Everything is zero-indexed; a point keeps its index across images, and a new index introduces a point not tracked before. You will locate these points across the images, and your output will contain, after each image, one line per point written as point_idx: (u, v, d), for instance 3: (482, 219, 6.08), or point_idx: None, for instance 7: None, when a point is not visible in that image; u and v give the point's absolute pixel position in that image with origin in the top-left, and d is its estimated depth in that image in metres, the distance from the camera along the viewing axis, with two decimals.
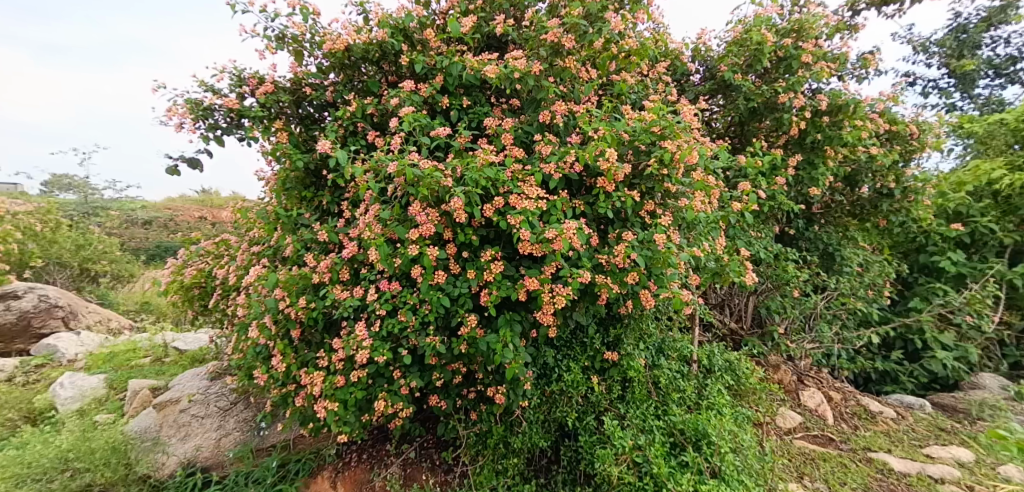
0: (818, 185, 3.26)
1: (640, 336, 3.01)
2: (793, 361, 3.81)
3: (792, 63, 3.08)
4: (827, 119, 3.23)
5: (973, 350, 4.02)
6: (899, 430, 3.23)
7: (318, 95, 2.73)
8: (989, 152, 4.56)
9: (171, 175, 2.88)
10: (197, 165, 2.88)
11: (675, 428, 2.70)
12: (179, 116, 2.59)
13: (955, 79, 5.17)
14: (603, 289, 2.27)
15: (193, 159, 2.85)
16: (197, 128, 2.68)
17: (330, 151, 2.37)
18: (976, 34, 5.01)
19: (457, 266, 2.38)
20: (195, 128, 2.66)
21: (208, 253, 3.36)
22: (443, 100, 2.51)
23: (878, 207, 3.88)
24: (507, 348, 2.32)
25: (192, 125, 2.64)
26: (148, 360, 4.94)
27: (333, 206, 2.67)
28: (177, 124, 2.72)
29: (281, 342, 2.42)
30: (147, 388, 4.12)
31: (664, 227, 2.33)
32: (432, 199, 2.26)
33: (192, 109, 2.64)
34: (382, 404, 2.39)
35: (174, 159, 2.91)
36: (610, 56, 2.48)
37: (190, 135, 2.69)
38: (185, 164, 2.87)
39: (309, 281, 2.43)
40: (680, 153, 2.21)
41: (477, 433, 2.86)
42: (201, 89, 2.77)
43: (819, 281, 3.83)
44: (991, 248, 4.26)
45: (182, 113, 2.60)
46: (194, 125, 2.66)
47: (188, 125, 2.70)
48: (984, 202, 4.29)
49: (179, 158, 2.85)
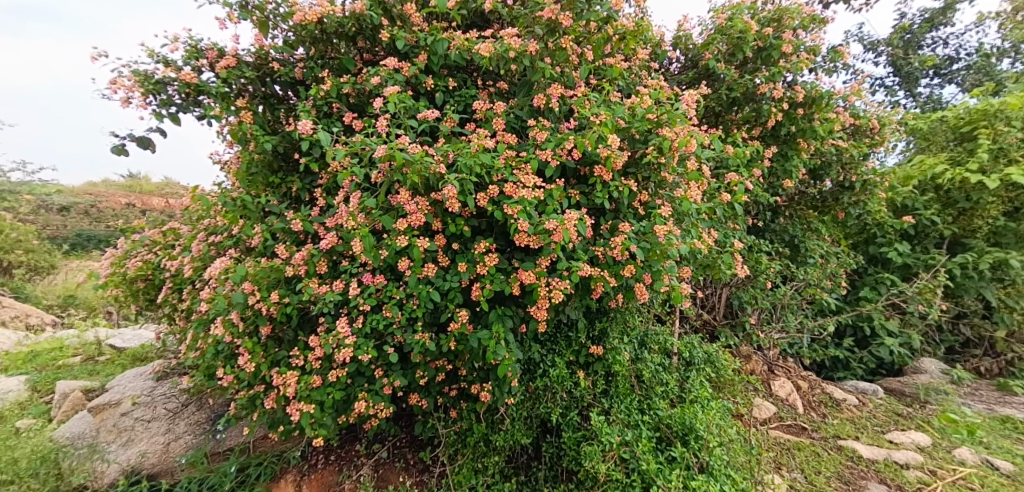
0: (791, 177, 3.39)
1: (625, 330, 2.99)
2: (762, 350, 3.90)
3: (772, 53, 3.11)
4: (801, 111, 3.25)
5: (916, 336, 4.30)
6: (862, 417, 3.39)
7: (285, 71, 2.43)
8: (931, 149, 4.84)
9: (115, 155, 2.52)
10: (148, 145, 2.53)
11: (662, 423, 2.69)
12: (125, 90, 2.22)
13: (899, 78, 5.43)
14: (599, 282, 2.20)
15: (143, 138, 2.49)
16: (147, 104, 2.33)
17: (309, 132, 2.14)
18: (920, 35, 5.29)
19: (446, 258, 2.25)
20: (145, 104, 2.30)
21: (154, 243, 3.02)
22: (428, 80, 2.29)
23: (838, 199, 4.06)
24: (499, 345, 2.21)
25: (142, 101, 2.28)
26: (77, 360, 4.41)
27: (305, 193, 2.46)
28: (123, 99, 2.36)
29: (249, 340, 2.19)
30: (79, 389, 3.69)
31: (662, 219, 2.27)
32: (422, 186, 2.10)
33: (140, 82, 2.29)
34: (362, 406, 2.22)
35: (120, 138, 2.55)
36: (606, 38, 2.35)
37: (140, 111, 2.33)
38: (134, 144, 2.51)
39: (282, 275, 2.21)
40: (680, 141, 2.15)
41: (457, 432, 2.74)
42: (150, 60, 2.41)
43: (788, 271, 3.95)
44: (932, 239, 4.58)
45: (128, 87, 2.24)
46: (144, 100, 2.31)
47: (136, 101, 2.34)
48: (928, 196, 4.54)
49: (126, 137, 2.49)
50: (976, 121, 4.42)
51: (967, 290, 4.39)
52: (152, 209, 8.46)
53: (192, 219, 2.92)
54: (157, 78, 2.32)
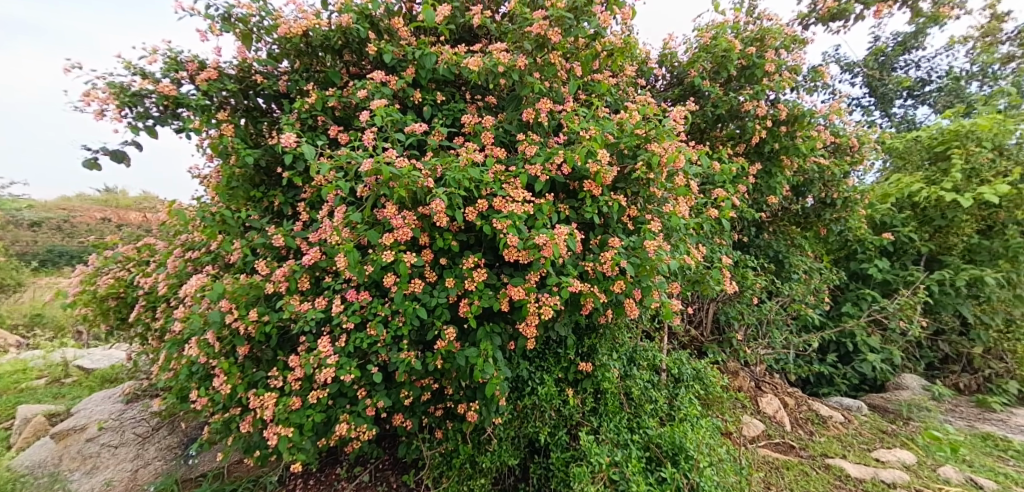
0: (775, 193, 3.44)
1: (613, 346, 2.96)
2: (749, 367, 3.89)
3: (756, 72, 3.18)
4: (784, 129, 3.31)
5: (897, 352, 4.35)
6: (848, 434, 3.38)
7: (268, 84, 2.37)
8: (907, 168, 4.98)
9: (88, 170, 2.40)
10: (123, 159, 2.43)
11: (651, 442, 2.65)
12: (99, 102, 2.12)
13: (875, 98, 5.60)
14: (589, 298, 2.17)
15: (117, 152, 2.39)
16: (123, 117, 2.23)
17: (293, 145, 2.09)
18: (893, 57, 5.46)
19: (433, 273, 2.20)
20: (120, 117, 2.20)
21: (128, 259, 2.91)
22: (415, 93, 2.26)
23: (821, 216, 4.14)
24: (488, 363, 2.16)
25: (117, 113, 2.19)
26: (42, 383, 4.20)
27: (287, 207, 2.40)
28: (97, 111, 2.27)
29: (225, 361, 2.10)
30: (41, 414, 3.50)
31: (651, 234, 2.26)
32: (409, 200, 2.06)
33: (115, 94, 2.20)
34: (344, 429, 2.14)
35: (93, 152, 2.44)
36: (594, 54, 2.36)
37: (114, 124, 2.23)
38: (107, 157, 2.40)
39: (262, 293, 2.13)
40: (669, 157, 2.15)
41: (442, 454, 2.66)
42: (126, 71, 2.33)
43: (773, 287, 3.98)
44: (910, 256, 4.67)
45: (103, 99, 2.14)
46: (119, 113, 2.21)
47: (111, 114, 2.25)
48: (906, 213, 4.65)
49: (99, 150, 2.38)
50: (949, 141, 4.56)
51: (945, 306, 4.47)
52: (128, 224, 8.22)
53: (169, 235, 2.82)
54: (134, 91, 2.24)
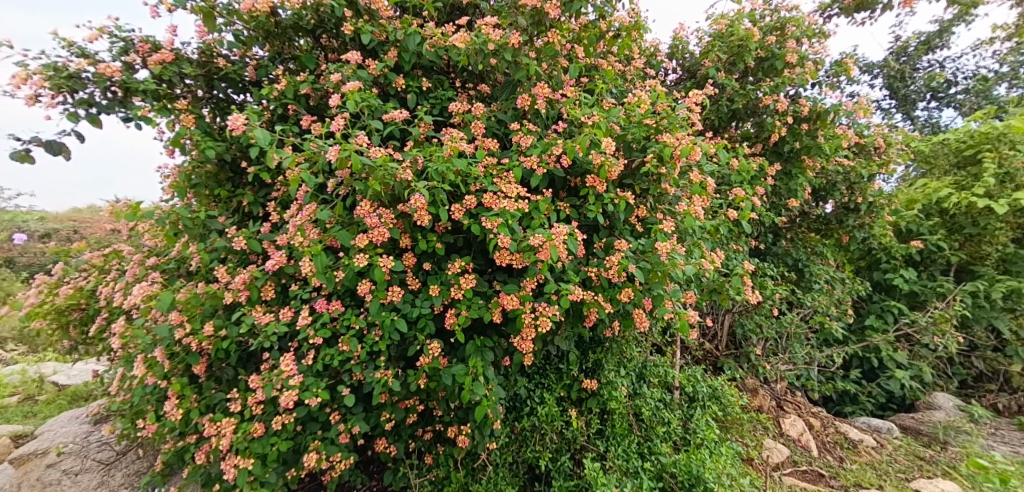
0: (796, 196, 3.15)
1: (621, 362, 2.70)
2: (769, 384, 3.58)
3: (776, 63, 2.93)
4: (805, 126, 3.06)
5: (928, 369, 4.01)
6: (883, 461, 2.98)
7: (234, 69, 2.14)
8: (934, 173, 4.65)
9: (19, 163, 2.09)
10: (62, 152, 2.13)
11: (665, 471, 2.36)
12: (31, 85, 1.81)
13: (896, 100, 5.29)
14: (592, 308, 1.92)
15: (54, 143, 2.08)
16: (59, 103, 1.93)
17: (244, 131, 1.82)
18: (916, 56, 5.12)
19: (416, 280, 1.96)
20: (56, 103, 1.89)
21: (92, 267, 2.68)
22: (397, 79, 2.02)
23: (843, 222, 3.83)
24: (477, 383, 1.90)
25: (53, 99, 1.88)
26: (14, 400, 3.93)
27: (257, 208, 2.19)
28: (28, 95, 1.97)
29: (177, 382, 1.86)
30: (6, 436, 3.25)
31: (665, 235, 1.98)
32: (386, 197, 1.82)
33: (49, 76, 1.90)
34: (312, 459, 1.88)
35: (22, 142, 2.11)
36: (599, 35, 2.16)
37: (48, 111, 1.92)
38: (43, 149, 2.10)
39: (221, 304, 1.91)
40: (683, 149, 1.86)
41: (432, 483, 2.33)
42: (65, 51, 2.05)
43: (794, 298, 3.68)
44: (939, 265, 4.33)
45: (37, 82, 1.83)
46: (55, 98, 1.91)
47: (45, 99, 1.95)
48: (933, 220, 4.33)
49: (32, 140, 2.06)
50: (980, 144, 4.27)
51: (979, 320, 4.15)
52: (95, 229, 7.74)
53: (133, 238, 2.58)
54: (72, 72, 1.93)
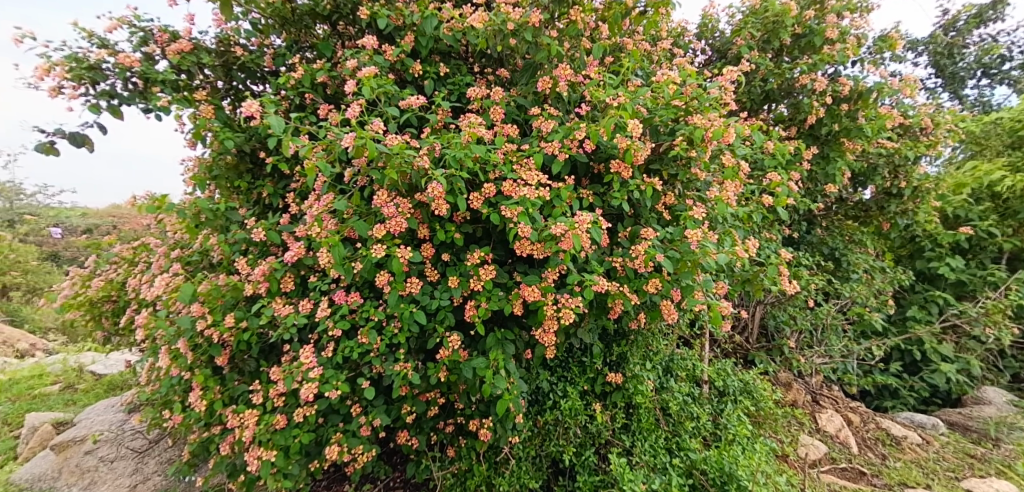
0: (834, 181, 2.97)
1: (646, 355, 2.62)
2: (803, 378, 3.43)
3: (815, 39, 2.75)
4: (845, 107, 2.88)
5: (976, 362, 3.78)
6: (930, 459, 2.80)
7: (252, 58, 2.12)
8: (984, 155, 4.35)
9: (46, 155, 2.12)
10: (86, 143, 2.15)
11: (695, 468, 2.27)
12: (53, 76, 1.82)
13: (943, 79, 4.94)
14: (618, 300, 1.85)
15: (78, 134, 2.09)
16: (81, 94, 1.93)
17: (260, 118, 1.79)
18: (967, 31, 4.74)
19: (435, 272, 1.92)
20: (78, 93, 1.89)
21: (122, 260, 2.72)
22: (414, 64, 1.97)
23: (884, 208, 3.63)
24: (498, 376, 1.85)
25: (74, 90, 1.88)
26: (56, 388, 4.08)
27: (276, 199, 2.19)
28: (52, 87, 1.99)
29: (201, 373, 1.87)
30: (49, 422, 3.37)
31: (695, 222, 1.88)
32: (404, 186, 1.78)
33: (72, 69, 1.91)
34: (334, 452, 1.87)
35: (48, 134, 2.14)
36: (624, 12, 2.06)
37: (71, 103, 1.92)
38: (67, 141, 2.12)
39: (241, 295, 1.90)
40: (715, 131, 1.75)
41: (455, 475, 2.29)
42: (87, 43, 2.05)
43: (832, 289, 3.50)
44: (989, 253, 4.06)
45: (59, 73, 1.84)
46: (77, 89, 1.91)
47: (69, 90, 1.95)
48: (984, 205, 4.05)
49: (57, 131, 2.09)
50: None
51: None
52: (125, 221, 7.86)
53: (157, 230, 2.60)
54: (94, 63, 1.93)
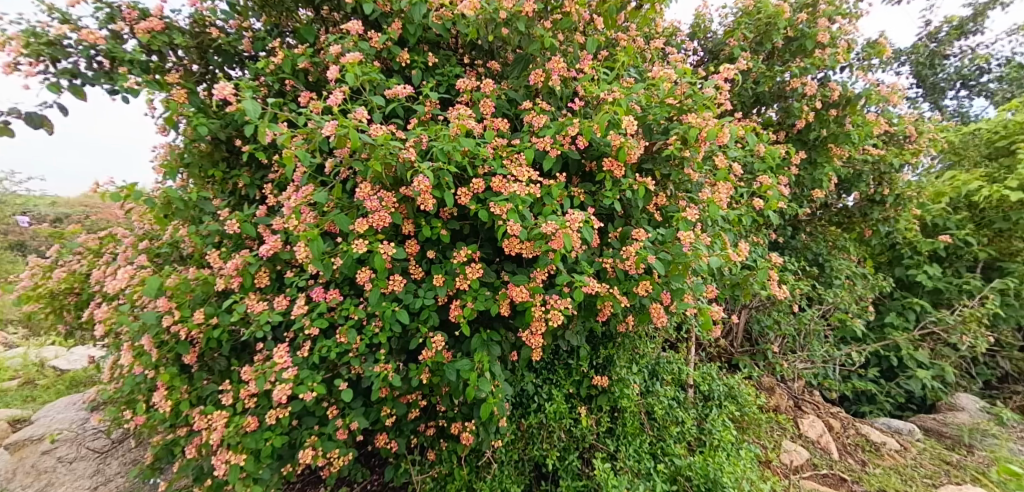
0: (821, 186, 2.98)
1: (632, 358, 2.58)
2: (785, 383, 3.44)
3: (806, 43, 2.74)
4: (834, 113, 2.88)
5: (951, 368, 3.84)
6: (908, 465, 2.82)
7: (228, 40, 2.01)
8: (962, 165, 4.43)
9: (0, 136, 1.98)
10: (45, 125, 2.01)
11: (680, 473, 2.24)
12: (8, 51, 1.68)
13: (924, 89, 5.04)
14: (607, 302, 1.80)
15: (36, 115, 1.96)
16: (40, 71, 1.80)
17: (235, 102, 1.68)
18: (947, 43, 4.83)
19: (419, 269, 1.85)
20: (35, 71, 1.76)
21: (87, 250, 2.58)
22: (402, 53, 1.89)
23: (867, 215, 3.66)
24: (483, 379, 1.79)
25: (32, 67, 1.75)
26: (13, 384, 3.88)
27: (253, 190, 2.09)
28: (7, 63, 1.85)
29: (167, 372, 1.76)
30: (4, 420, 3.19)
31: (687, 224, 1.84)
32: (388, 179, 1.71)
33: (30, 44, 1.78)
34: (309, 456, 1.78)
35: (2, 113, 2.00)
36: (619, 7, 2.01)
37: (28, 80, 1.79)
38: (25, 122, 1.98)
39: (212, 290, 1.80)
40: (710, 131, 1.71)
41: (435, 479, 2.22)
42: (49, 18, 1.92)
43: (815, 294, 3.52)
44: (965, 262, 4.13)
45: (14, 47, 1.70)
46: (35, 65, 1.78)
47: (26, 67, 1.82)
48: (962, 214, 4.13)
49: (13, 111, 1.95)
50: (1014, 135, 4.05)
51: (1008, 319, 3.99)
52: (93, 209, 7.54)
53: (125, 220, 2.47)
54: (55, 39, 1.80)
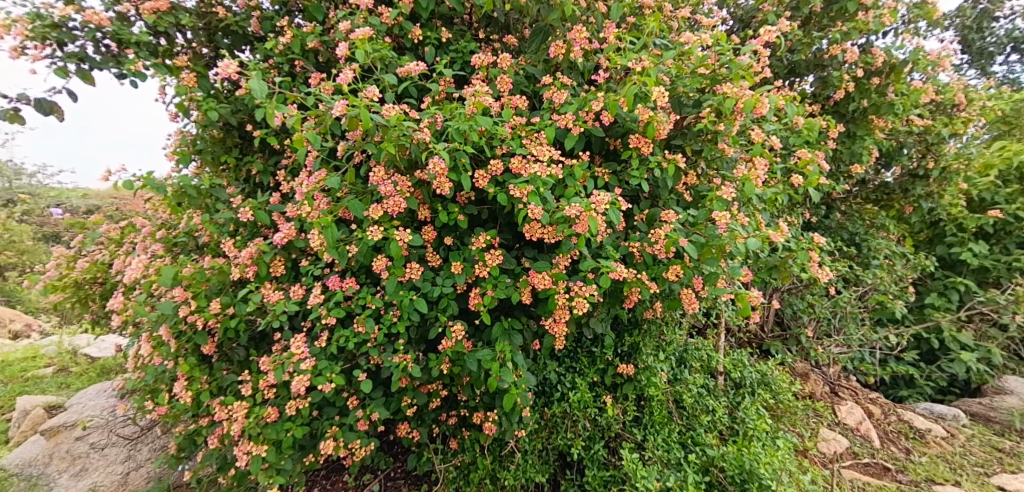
0: (861, 160, 2.80)
1: (659, 345, 2.48)
2: (820, 368, 3.30)
3: (848, 5, 2.54)
4: (877, 81, 2.68)
5: (997, 351, 3.62)
6: (956, 454, 2.68)
7: (236, 21, 1.95)
8: (1013, 134, 4.12)
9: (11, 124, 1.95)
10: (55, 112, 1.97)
11: (712, 464, 2.15)
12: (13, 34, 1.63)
13: (969, 55, 4.70)
14: (635, 288, 1.70)
15: (46, 102, 1.92)
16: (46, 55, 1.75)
17: (240, 80, 1.60)
18: (997, 4, 4.44)
19: (437, 256, 1.77)
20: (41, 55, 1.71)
21: (108, 240, 2.58)
22: (414, 29, 1.79)
23: (908, 190, 3.44)
24: (505, 369, 1.71)
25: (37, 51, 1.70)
26: (49, 371, 3.98)
27: (267, 177, 2.03)
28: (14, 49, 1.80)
29: (185, 363, 1.73)
30: (40, 406, 3.27)
31: (721, 203, 1.72)
32: (403, 162, 1.62)
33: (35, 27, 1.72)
34: (330, 448, 1.74)
35: (12, 101, 1.96)
36: None
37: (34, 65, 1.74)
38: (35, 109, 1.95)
39: (228, 280, 1.76)
40: (747, 102, 1.57)
41: (458, 468, 2.17)
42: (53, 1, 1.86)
43: (852, 275, 3.34)
44: (1015, 238, 3.87)
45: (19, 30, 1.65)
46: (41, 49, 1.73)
47: (32, 52, 1.77)
48: (1012, 187, 3.85)
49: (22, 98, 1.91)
50: None
51: None
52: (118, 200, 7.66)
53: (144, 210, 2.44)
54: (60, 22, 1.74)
